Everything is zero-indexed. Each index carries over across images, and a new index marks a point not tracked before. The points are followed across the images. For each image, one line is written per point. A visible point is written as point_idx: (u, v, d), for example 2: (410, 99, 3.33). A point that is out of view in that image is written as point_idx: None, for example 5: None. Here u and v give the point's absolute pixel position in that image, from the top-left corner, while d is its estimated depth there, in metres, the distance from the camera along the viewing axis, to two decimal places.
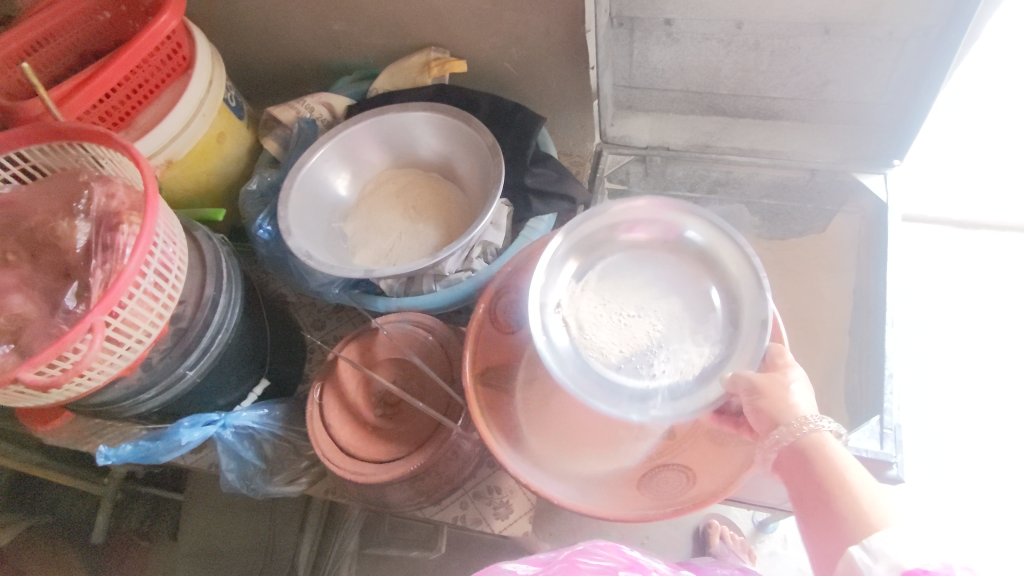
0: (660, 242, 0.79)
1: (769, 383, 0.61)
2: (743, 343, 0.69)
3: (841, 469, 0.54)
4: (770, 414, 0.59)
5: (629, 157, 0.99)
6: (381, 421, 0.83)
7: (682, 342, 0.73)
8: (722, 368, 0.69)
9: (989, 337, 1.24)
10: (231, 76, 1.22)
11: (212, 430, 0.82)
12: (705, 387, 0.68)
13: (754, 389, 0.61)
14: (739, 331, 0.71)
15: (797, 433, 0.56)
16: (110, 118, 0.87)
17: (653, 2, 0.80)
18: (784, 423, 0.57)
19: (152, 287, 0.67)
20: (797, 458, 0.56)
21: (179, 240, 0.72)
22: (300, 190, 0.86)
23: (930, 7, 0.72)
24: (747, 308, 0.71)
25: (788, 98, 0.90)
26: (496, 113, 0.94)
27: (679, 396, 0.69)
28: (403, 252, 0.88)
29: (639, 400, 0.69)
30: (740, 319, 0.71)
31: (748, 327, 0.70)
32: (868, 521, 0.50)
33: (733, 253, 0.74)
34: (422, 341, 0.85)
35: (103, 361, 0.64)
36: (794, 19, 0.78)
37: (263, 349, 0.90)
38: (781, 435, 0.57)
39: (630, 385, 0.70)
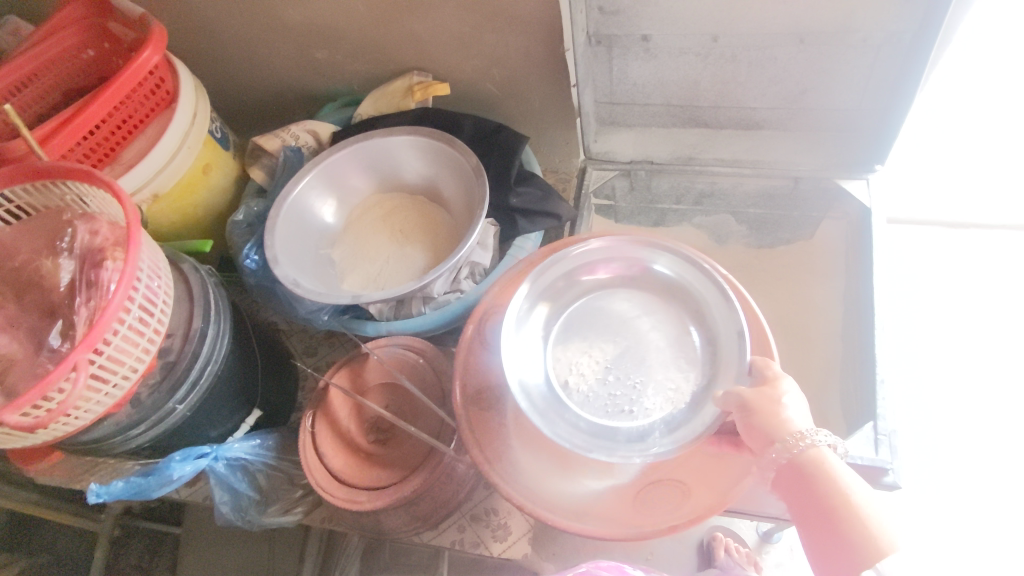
0: (629, 281, 0.79)
1: (759, 397, 0.60)
2: (726, 359, 0.69)
3: (845, 488, 0.54)
4: (760, 432, 0.58)
5: (614, 172, 0.98)
6: (375, 448, 0.82)
7: (665, 372, 0.72)
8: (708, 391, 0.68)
9: (985, 337, 1.24)
10: (217, 107, 1.23)
11: (204, 463, 0.81)
12: (699, 410, 0.66)
13: (746, 406, 0.60)
14: (718, 359, 0.70)
15: (795, 450, 0.56)
16: (94, 155, 0.87)
17: (629, 20, 0.83)
18: (779, 439, 0.57)
19: (137, 322, 0.66)
20: (798, 475, 0.56)
21: (165, 274, 0.72)
22: (286, 219, 0.87)
23: (901, 12, 0.73)
24: (722, 334, 0.71)
25: (768, 108, 0.90)
26: (479, 134, 0.95)
27: (674, 425, 0.66)
28: (391, 276, 0.88)
29: (637, 439, 0.66)
30: (719, 346, 0.71)
31: (726, 343, 0.70)
32: (875, 543, 0.51)
33: (698, 277, 0.75)
34: (413, 365, 0.85)
35: (90, 399, 0.64)
36: (769, 29, 0.79)
37: (254, 380, 0.89)
38: (778, 452, 0.56)
39: (620, 425, 0.68)
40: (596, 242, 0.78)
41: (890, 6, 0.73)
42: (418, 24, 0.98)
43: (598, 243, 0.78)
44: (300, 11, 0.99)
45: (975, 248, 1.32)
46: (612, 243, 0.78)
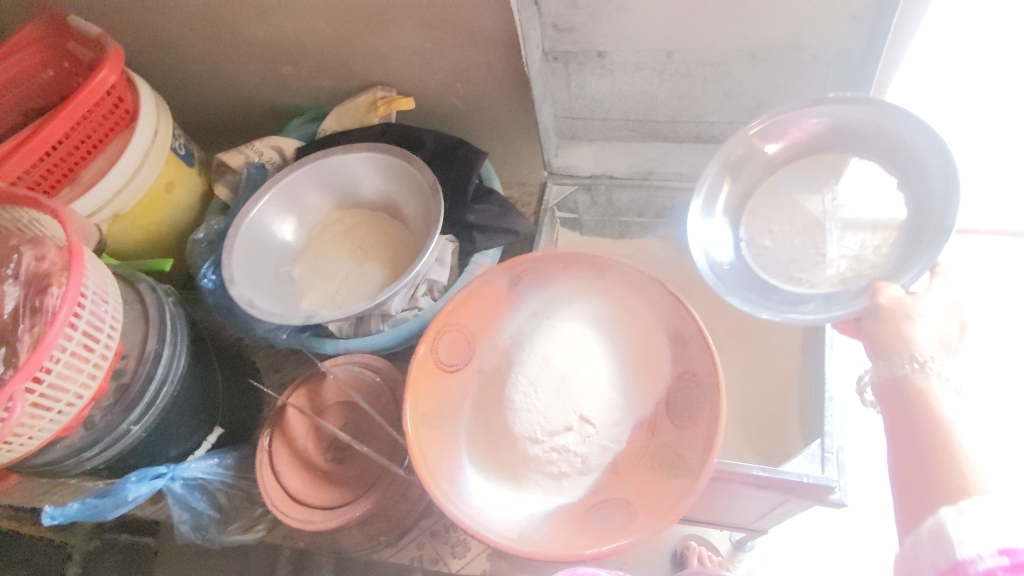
0: (824, 133, 0.72)
1: (888, 311, 0.55)
2: (929, 229, 0.61)
3: (952, 422, 0.48)
4: (886, 340, 0.54)
5: (574, 187, 0.99)
6: (332, 467, 0.83)
7: (882, 239, 0.69)
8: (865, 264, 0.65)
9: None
10: (186, 124, 1.23)
11: (160, 484, 0.80)
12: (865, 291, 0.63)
13: (876, 314, 0.56)
14: (931, 217, 0.62)
15: (902, 368, 0.52)
16: (52, 175, 0.87)
17: (583, 36, 0.82)
18: (905, 352, 0.52)
19: (82, 348, 0.67)
20: (898, 403, 0.52)
21: (113, 297, 0.73)
22: (244, 237, 0.87)
23: (849, 30, 0.73)
24: (931, 174, 0.63)
25: (725, 122, 0.89)
26: (439, 150, 0.95)
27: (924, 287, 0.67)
28: (349, 294, 0.89)
29: (792, 303, 0.70)
30: (930, 206, 0.63)
31: (938, 196, 0.62)
32: (962, 484, 0.45)
33: (892, 121, 0.65)
34: (369, 383, 0.85)
35: (33, 426, 0.64)
36: (722, 46, 0.79)
37: (214, 399, 0.89)
38: (886, 367, 0.53)
39: (787, 290, 0.72)
40: (786, 107, 0.70)
41: (838, 23, 0.73)
42: (379, 40, 0.98)
43: (788, 107, 0.70)
44: (262, 27, 1.00)
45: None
46: (802, 103, 0.70)
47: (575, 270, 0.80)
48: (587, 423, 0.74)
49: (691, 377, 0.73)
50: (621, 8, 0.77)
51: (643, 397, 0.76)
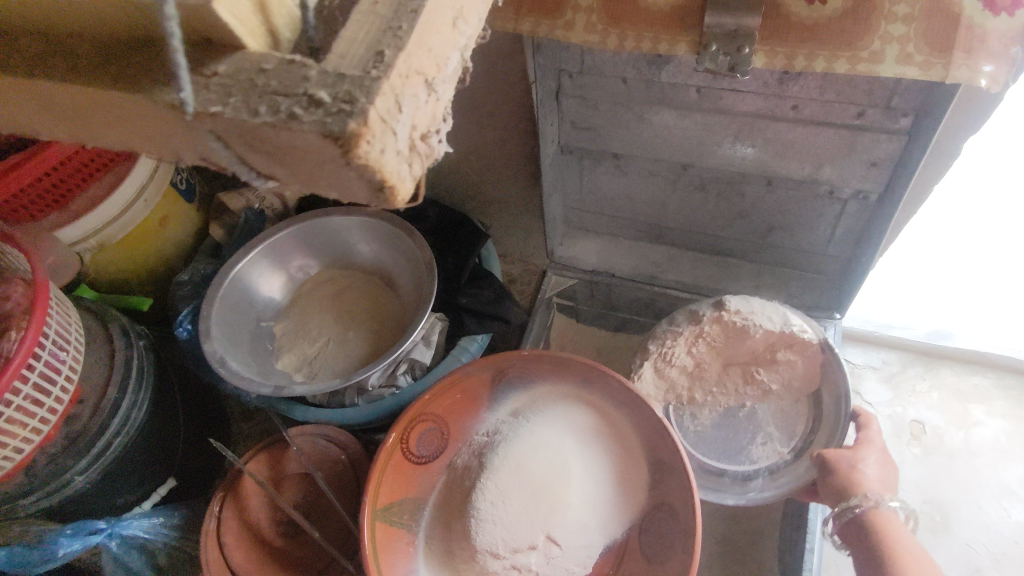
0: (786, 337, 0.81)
1: (842, 461, 0.68)
2: (827, 423, 0.79)
3: (912, 550, 0.58)
4: (843, 485, 0.65)
5: (574, 280, 0.98)
6: (282, 542, 0.79)
7: (786, 430, 0.83)
8: (807, 447, 0.80)
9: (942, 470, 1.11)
10: None
11: (96, 540, 0.77)
12: (796, 465, 0.79)
13: (825, 465, 0.69)
14: (818, 427, 0.80)
15: (858, 508, 0.62)
16: (46, 196, 0.83)
17: (601, 137, 0.83)
18: (853, 494, 0.64)
19: (50, 362, 0.67)
20: (858, 530, 0.62)
21: (73, 320, 0.73)
22: (228, 290, 0.84)
23: (867, 173, 0.73)
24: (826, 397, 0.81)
25: (735, 238, 0.89)
26: (443, 226, 0.93)
27: (778, 472, 0.80)
28: (327, 360, 0.85)
29: (741, 481, 0.81)
30: (822, 413, 0.81)
31: (828, 410, 0.80)
32: None
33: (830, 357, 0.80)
34: (333, 461, 0.81)
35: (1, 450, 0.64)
36: (738, 168, 0.80)
37: (171, 450, 0.87)
38: (848, 505, 0.63)
39: (728, 466, 0.83)
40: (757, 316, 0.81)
41: (856, 166, 0.73)
42: None
43: (755, 308, 0.82)
44: None
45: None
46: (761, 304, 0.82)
47: (557, 373, 0.78)
48: (554, 544, 0.70)
49: (665, 509, 0.70)
50: (643, 118, 0.78)
51: (619, 518, 0.72)
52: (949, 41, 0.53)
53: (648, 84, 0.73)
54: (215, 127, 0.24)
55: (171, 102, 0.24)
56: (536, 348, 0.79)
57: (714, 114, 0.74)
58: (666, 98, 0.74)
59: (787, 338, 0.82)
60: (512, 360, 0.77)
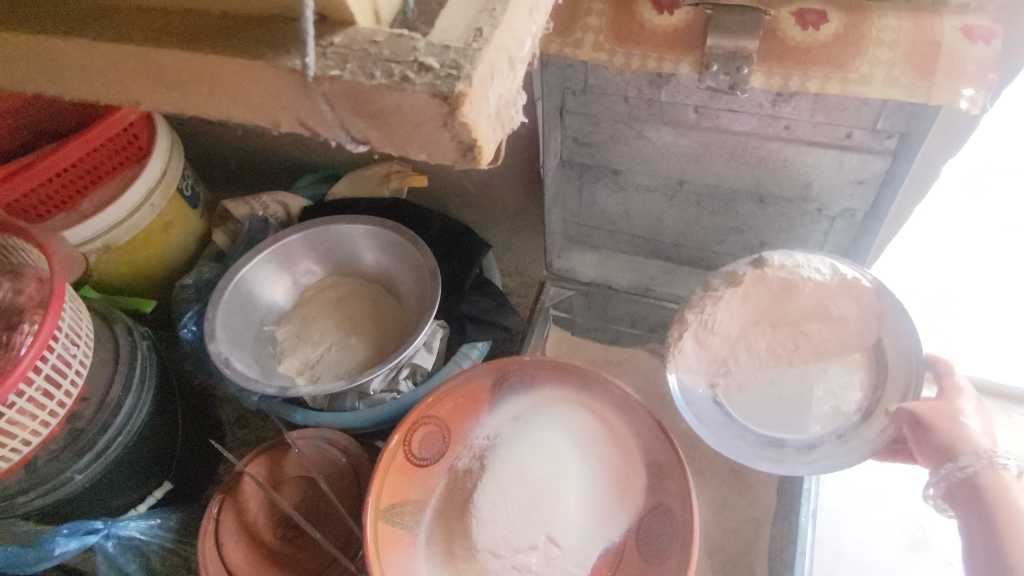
0: (838, 286, 0.72)
1: (932, 413, 0.60)
2: (894, 374, 0.72)
3: None
4: (948, 442, 0.57)
5: (572, 291, 1.00)
6: (279, 545, 0.79)
7: (849, 388, 0.74)
8: (877, 405, 0.72)
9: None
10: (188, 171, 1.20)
11: (92, 540, 0.77)
12: (867, 425, 0.71)
13: (920, 421, 0.60)
14: (885, 377, 0.73)
15: (970, 468, 0.54)
16: (53, 199, 0.85)
17: (601, 153, 0.86)
18: (959, 452, 0.56)
19: (60, 359, 0.67)
20: (968, 492, 0.54)
21: (85, 321, 0.72)
22: (233, 292, 0.85)
23: (854, 192, 0.78)
24: (888, 345, 0.73)
25: (728, 254, 0.93)
26: (445, 236, 0.95)
27: (847, 436, 0.72)
28: (330, 364, 0.86)
29: (805, 451, 0.74)
30: (885, 362, 0.73)
31: (895, 360, 0.72)
32: None
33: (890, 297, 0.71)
34: (333, 464, 0.82)
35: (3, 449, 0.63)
36: (732, 186, 0.84)
37: (169, 452, 0.87)
38: (952, 467, 0.55)
39: (789, 437, 0.75)
40: (807, 267, 0.71)
41: (844, 185, 0.77)
42: None
43: (801, 257, 0.72)
44: None
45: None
46: (812, 253, 0.72)
47: (555, 378, 0.80)
48: (554, 544, 0.72)
49: (663, 511, 0.71)
50: (642, 135, 0.81)
51: (617, 521, 0.73)
52: (931, 65, 0.57)
53: (648, 103, 0.77)
54: (328, 89, 0.26)
55: (297, 71, 0.26)
56: (533, 355, 0.81)
57: (711, 133, 0.78)
58: (665, 116, 0.78)
59: (842, 286, 0.72)
60: (509, 365, 0.79)
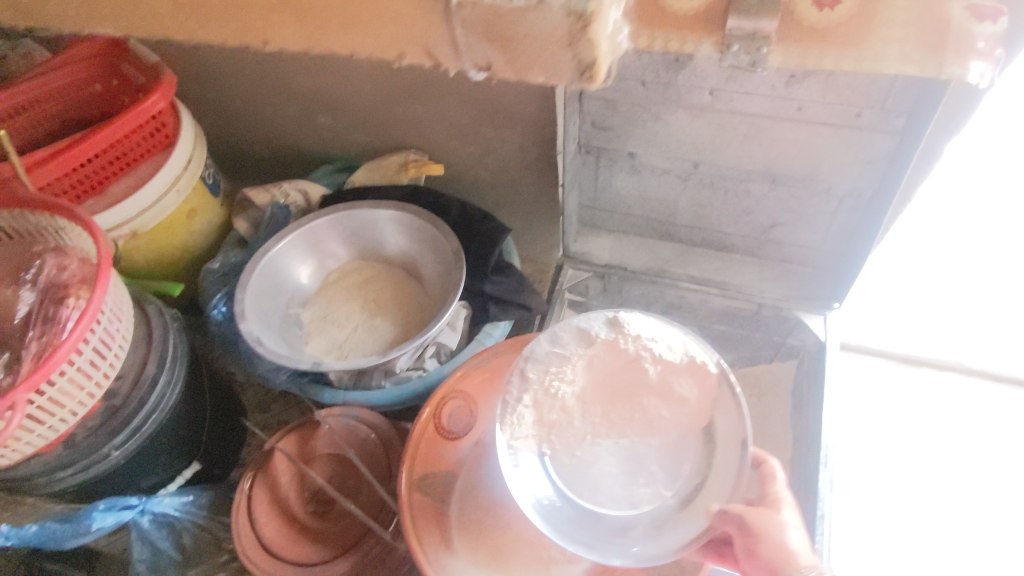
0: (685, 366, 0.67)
1: (759, 518, 0.58)
2: (721, 474, 0.62)
3: None
4: (777, 553, 0.56)
5: (589, 274, 1.03)
6: (311, 520, 0.80)
7: (655, 472, 0.64)
8: (697, 497, 0.62)
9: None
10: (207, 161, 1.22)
11: (128, 516, 0.79)
12: (687, 513, 0.61)
13: (747, 527, 0.57)
14: (709, 460, 0.63)
15: None
16: (81, 186, 0.86)
17: (617, 137, 0.89)
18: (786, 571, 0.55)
19: (103, 336, 0.68)
20: None
21: (126, 315, 0.72)
22: (261, 274, 0.87)
23: (862, 171, 0.81)
24: (721, 433, 0.64)
25: (738, 235, 0.97)
26: (465, 220, 0.97)
27: (659, 521, 0.62)
28: (357, 344, 0.89)
29: (620, 533, 0.63)
30: (712, 449, 0.64)
31: (721, 450, 0.63)
32: None
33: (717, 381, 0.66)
34: (363, 440, 0.84)
35: (44, 422, 0.63)
36: (745, 167, 0.86)
37: (198, 434, 0.87)
38: None
39: (608, 511, 0.63)
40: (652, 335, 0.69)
41: (852, 164, 0.81)
42: (421, 110, 0.98)
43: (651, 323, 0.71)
44: (310, 79, 0.98)
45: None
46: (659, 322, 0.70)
47: None
48: None
49: None
50: (658, 118, 0.84)
51: None
52: (942, 41, 0.60)
53: (665, 87, 0.80)
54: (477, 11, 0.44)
55: (445, 2, 0.44)
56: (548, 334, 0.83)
57: (726, 115, 0.81)
58: (681, 100, 0.81)
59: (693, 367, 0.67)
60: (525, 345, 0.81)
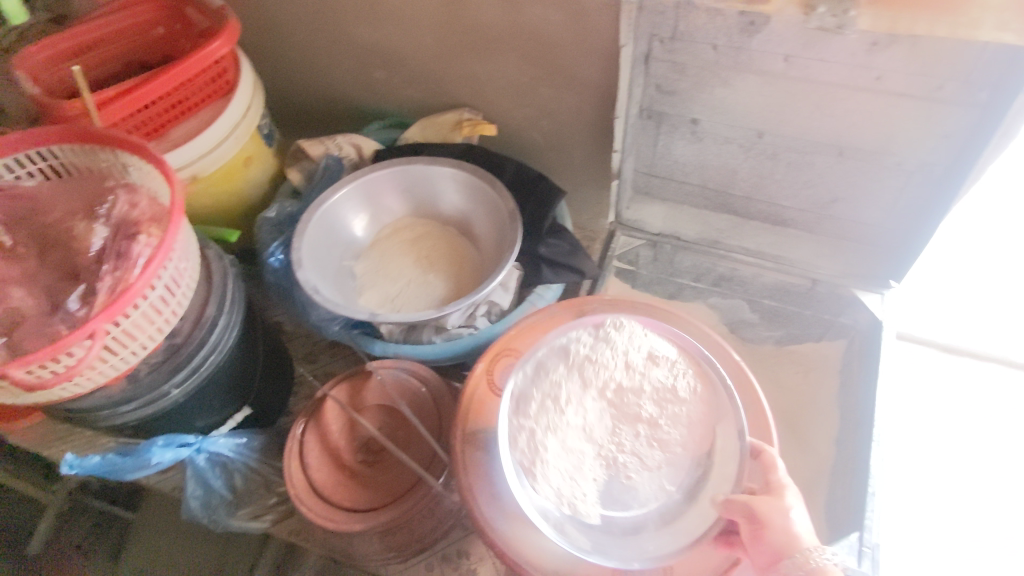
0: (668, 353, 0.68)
1: (765, 507, 0.58)
2: (722, 460, 0.62)
3: None
4: (778, 537, 0.56)
5: (641, 241, 1.06)
6: (361, 467, 0.82)
7: (650, 469, 0.62)
8: (699, 489, 0.62)
9: (958, 450, 1.22)
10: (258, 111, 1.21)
11: (185, 453, 0.82)
12: (694, 503, 0.62)
13: (753, 516, 0.57)
14: (711, 450, 0.63)
15: (804, 566, 0.54)
16: (144, 128, 0.87)
17: (682, 103, 0.87)
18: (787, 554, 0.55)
19: (172, 276, 0.68)
20: None
21: (192, 257, 0.72)
22: (318, 224, 0.87)
23: (937, 146, 0.78)
24: (719, 419, 0.64)
25: (797, 209, 0.95)
26: (520, 181, 0.97)
27: (668, 516, 0.62)
28: (409, 299, 0.89)
29: (631, 532, 0.62)
30: (710, 437, 0.64)
31: (721, 437, 0.63)
32: None
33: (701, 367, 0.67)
34: (414, 393, 0.85)
35: (115, 355, 0.65)
36: (813, 138, 0.84)
37: (251, 379, 0.89)
38: (786, 566, 0.54)
39: (617, 515, 0.62)
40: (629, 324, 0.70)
41: (927, 139, 0.78)
42: (479, 66, 0.95)
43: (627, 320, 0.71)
44: (370, 31, 0.96)
45: (957, 367, 1.32)
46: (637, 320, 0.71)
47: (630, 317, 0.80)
48: None
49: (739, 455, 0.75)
50: (726, 83, 0.82)
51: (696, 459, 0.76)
52: None
53: (737, 51, 0.77)
54: None
55: None
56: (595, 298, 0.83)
57: (799, 82, 0.78)
58: (753, 65, 0.78)
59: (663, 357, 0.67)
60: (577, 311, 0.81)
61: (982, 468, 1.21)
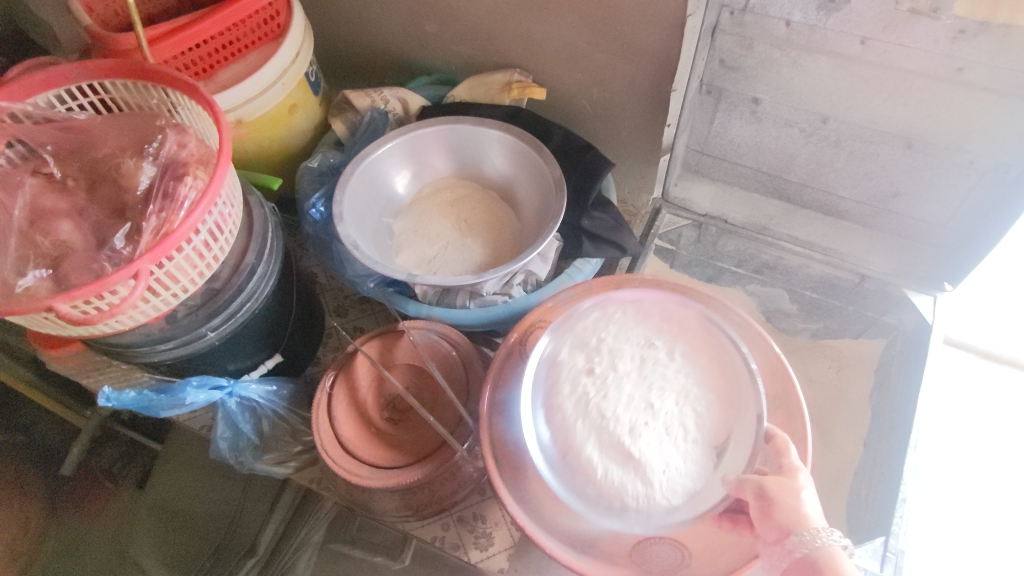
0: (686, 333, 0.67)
1: (777, 485, 0.56)
2: (732, 451, 0.60)
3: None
4: (787, 515, 0.55)
5: (686, 221, 1.06)
6: (386, 425, 0.82)
7: (675, 453, 0.60)
8: (715, 466, 0.60)
9: (988, 460, 1.20)
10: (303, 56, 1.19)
11: (217, 396, 0.83)
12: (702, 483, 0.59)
13: (764, 493, 0.56)
14: (725, 442, 0.60)
15: (810, 545, 0.53)
16: (193, 67, 0.86)
17: (746, 80, 0.83)
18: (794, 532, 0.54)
19: (216, 219, 0.68)
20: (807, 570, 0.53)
21: (235, 203, 0.72)
22: (360, 178, 0.86)
23: (1016, 147, 0.74)
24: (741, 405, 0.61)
25: (855, 200, 0.93)
26: (567, 149, 0.94)
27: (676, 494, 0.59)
28: (446, 262, 0.88)
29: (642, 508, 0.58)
30: (726, 430, 0.61)
31: (734, 426, 0.61)
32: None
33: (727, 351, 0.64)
34: (444, 356, 0.84)
35: (158, 294, 0.65)
36: (882, 127, 0.80)
37: (284, 328, 0.89)
38: (794, 544, 0.54)
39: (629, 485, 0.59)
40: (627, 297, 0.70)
41: (1007, 137, 0.74)
42: (533, 24, 0.89)
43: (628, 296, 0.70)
44: None
45: (997, 375, 1.28)
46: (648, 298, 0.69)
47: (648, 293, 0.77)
48: None
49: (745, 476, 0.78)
50: (796, 63, 0.78)
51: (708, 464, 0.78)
52: None
53: (811, 29, 0.73)
54: None
55: None
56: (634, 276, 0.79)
57: (876, 68, 0.74)
58: (826, 46, 0.74)
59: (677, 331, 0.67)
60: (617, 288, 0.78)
61: (1011, 479, 1.19)
